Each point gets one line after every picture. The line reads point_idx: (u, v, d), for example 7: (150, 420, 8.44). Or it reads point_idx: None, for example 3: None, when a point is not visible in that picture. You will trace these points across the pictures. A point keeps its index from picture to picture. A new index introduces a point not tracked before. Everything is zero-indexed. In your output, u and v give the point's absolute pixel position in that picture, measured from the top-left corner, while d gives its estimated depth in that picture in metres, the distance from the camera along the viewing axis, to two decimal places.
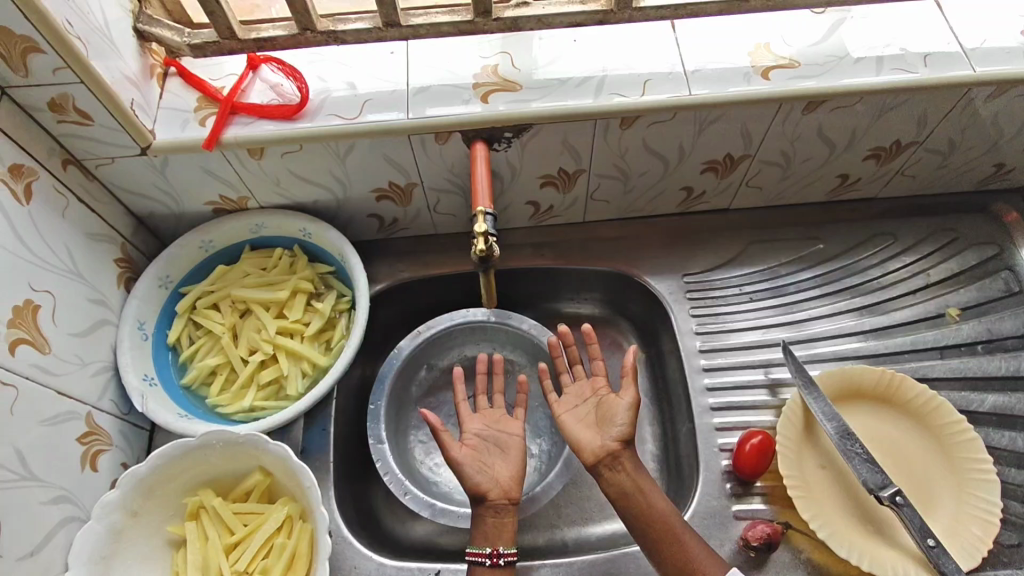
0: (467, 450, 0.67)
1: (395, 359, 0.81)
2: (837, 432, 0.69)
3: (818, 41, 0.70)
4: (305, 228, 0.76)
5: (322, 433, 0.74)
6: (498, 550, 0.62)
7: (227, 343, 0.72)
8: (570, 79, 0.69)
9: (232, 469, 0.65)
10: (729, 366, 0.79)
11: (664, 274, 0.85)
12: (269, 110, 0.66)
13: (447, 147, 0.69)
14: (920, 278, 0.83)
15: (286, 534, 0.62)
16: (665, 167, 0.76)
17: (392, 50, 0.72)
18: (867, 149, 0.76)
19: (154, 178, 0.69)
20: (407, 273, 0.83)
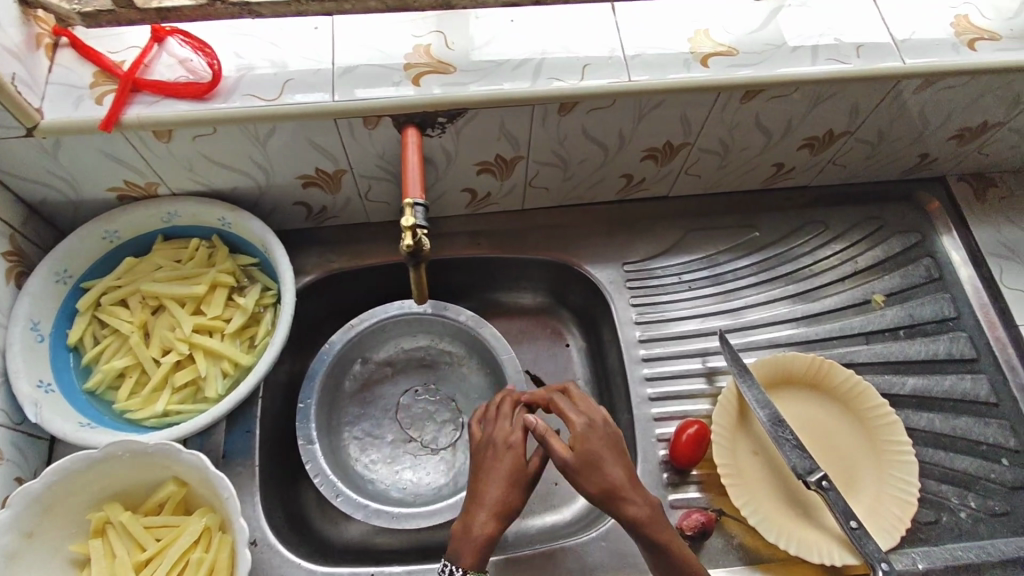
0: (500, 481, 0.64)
1: (327, 354, 0.78)
2: (769, 419, 0.70)
3: (756, 28, 0.70)
4: (223, 217, 0.70)
5: (246, 435, 0.70)
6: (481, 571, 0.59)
7: (138, 342, 0.66)
8: (506, 62, 0.65)
9: (143, 481, 0.60)
10: (667, 356, 0.79)
11: (603, 263, 0.84)
12: (176, 88, 0.60)
13: (377, 132, 0.65)
14: (849, 265, 0.85)
15: (204, 547, 0.58)
16: (604, 155, 0.74)
17: (315, 25, 0.66)
18: (800, 138, 0.77)
19: (45, 162, 0.62)
20: (338, 264, 0.79)
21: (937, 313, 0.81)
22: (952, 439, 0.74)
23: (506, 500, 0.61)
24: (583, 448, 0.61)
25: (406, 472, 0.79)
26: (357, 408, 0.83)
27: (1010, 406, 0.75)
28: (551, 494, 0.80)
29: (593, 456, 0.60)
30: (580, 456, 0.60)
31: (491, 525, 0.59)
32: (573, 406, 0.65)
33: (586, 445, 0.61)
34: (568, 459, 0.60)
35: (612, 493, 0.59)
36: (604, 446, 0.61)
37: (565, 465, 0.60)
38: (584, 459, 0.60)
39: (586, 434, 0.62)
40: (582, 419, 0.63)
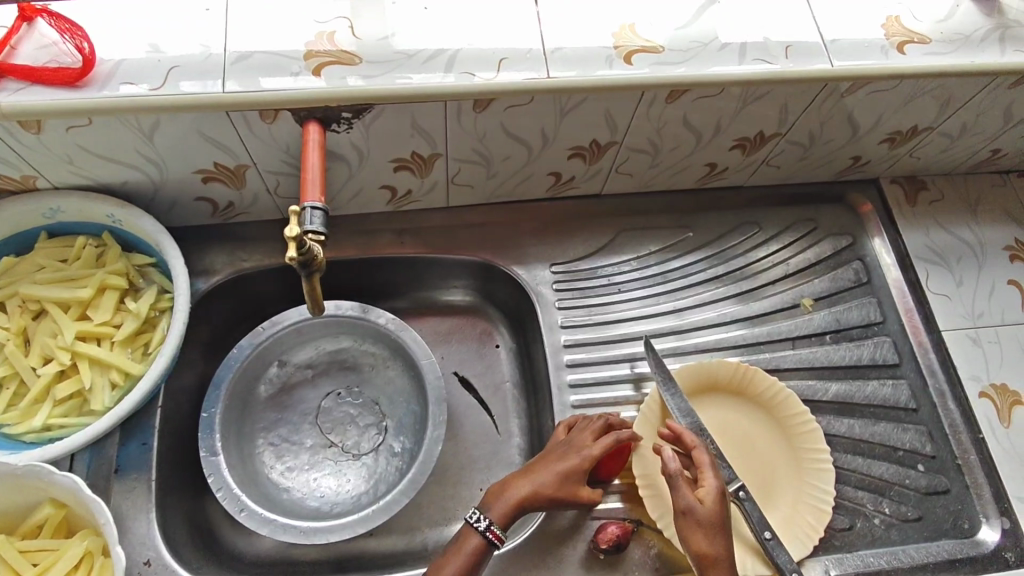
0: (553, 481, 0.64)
1: (235, 359, 0.73)
2: (691, 428, 0.69)
3: (685, 24, 0.67)
4: (112, 214, 0.65)
5: (142, 448, 0.66)
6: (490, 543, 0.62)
7: (15, 352, 0.61)
8: (417, 53, 0.61)
9: (18, 503, 0.56)
10: (593, 361, 0.77)
11: (532, 263, 0.81)
12: (43, 74, 0.54)
13: (276, 127, 0.60)
14: (781, 267, 0.84)
15: (84, 573, 0.54)
16: (529, 152, 0.71)
17: (207, 6, 0.61)
18: (731, 139, 0.74)
19: None
20: (248, 263, 0.75)
21: (863, 318, 0.81)
22: (870, 445, 0.74)
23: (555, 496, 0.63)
24: (710, 508, 0.57)
25: (322, 480, 0.76)
26: (273, 413, 0.79)
27: (928, 412, 0.76)
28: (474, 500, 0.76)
29: (714, 517, 0.57)
30: (705, 514, 0.57)
31: (532, 505, 0.62)
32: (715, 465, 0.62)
33: (713, 506, 0.58)
34: (691, 508, 0.57)
35: (716, 563, 0.55)
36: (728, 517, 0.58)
37: (684, 511, 0.57)
38: (709, 518, 0.57)
39: (718, 498, 0.58)
40: (718, 481, 0.60)
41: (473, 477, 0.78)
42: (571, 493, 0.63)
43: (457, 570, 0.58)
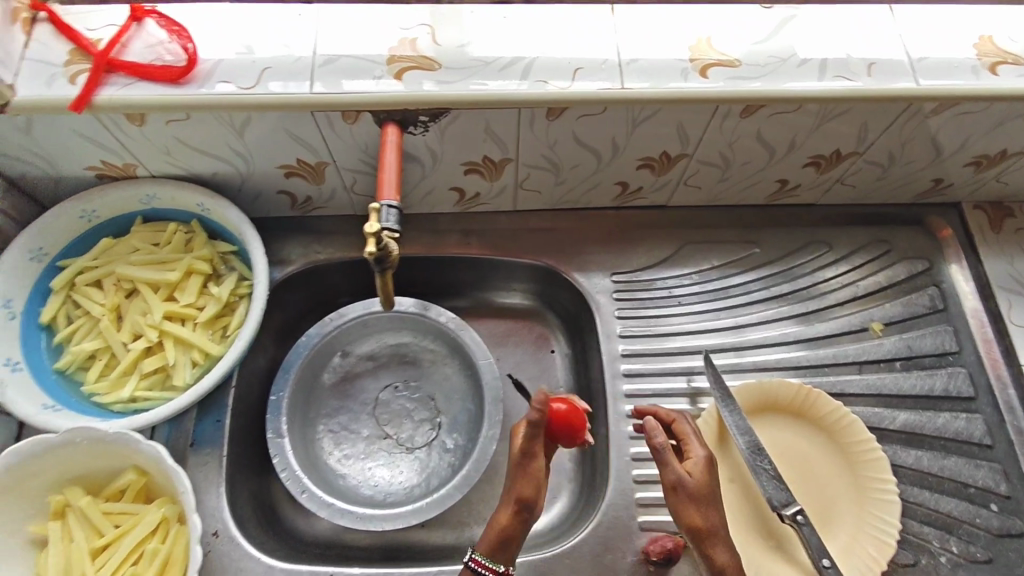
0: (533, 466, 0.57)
1: (303, 347, 0.77)
2: (748, 447, 0.67)
3: (763, 39, 0.66)
4: (201, 203, 0.69)
5: (216, 425, 0.70)
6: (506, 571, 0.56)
7: (109, 327, 0.65)
8: (495, 61, 0.63)
9: (104, 468, 0.60)
10: (651, 372, 0.77)
11: (594, 271, 0.82)
12: (151, 71, 0.58)
13: (357, 128, 0.63)
14: (850, 289, 0.82)
15: (160, 538, 0.58)
16: (598, 161, 0.72)
17: (300, 11, 0.64)
18: (805, 156, 0.73)
19: (22, 139, 0.61)
20: (322, 255, 0.78)
21: (937, 346, 0.77)
22: (939, 480, 0.71)
23: (518, 497, 0.55)
24: (701, 480, 0.55)
25: (378, 470, 0.78)
26: (335, 401, 0.82)
27: (1004, 449, 0.72)
28: None
29: (707, 490, 0.55)
30: (699, 487, 0.55)
31: (510, 522, 0.55)
32: (696, 432, 0.62)
33: (703, 475, 0.56)
34: (685, 482, 0.54)
35: (711, 536, 0.54)
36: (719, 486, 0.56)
37: (677, 487, 0.54)
38: (704, 490, 0.55)
39: (706, 466, 0.57)
40: (699, 450, 0.59)
41: None
42: (523, 479, 0.55)
43: None
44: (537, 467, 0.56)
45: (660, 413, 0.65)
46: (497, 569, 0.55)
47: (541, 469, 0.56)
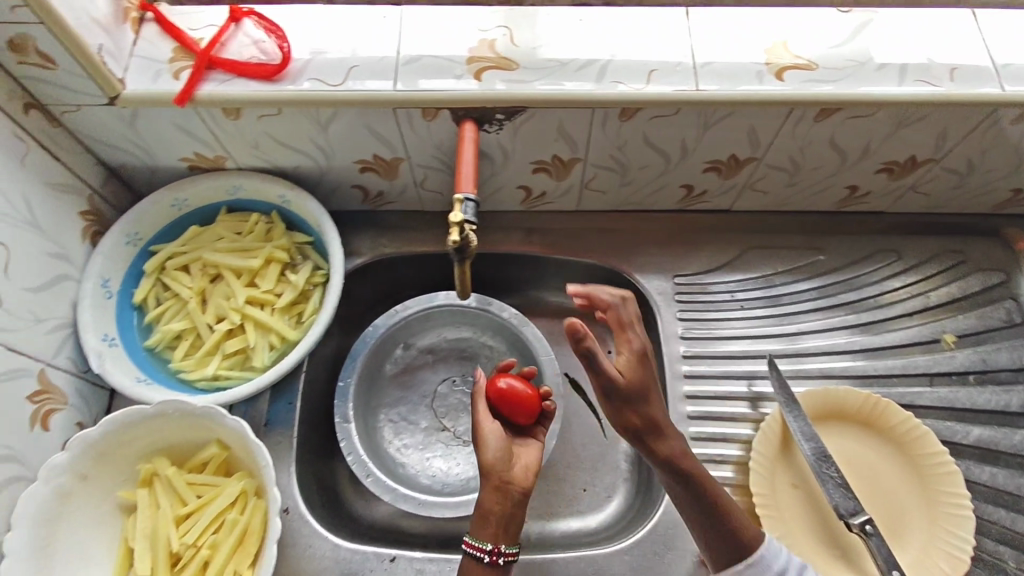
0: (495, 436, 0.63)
1: (370, 337, 0.80)
2: (814, 453, 0.67)
3: (840, 43, 0.66)
4: (283, 195, 0.73)
5: (288, 407, 0.73)
6: (500, 548, 0.57)
7: (195, 309, 0.69)
8: (571, 61, 0.64)
9: (189, 440, 0.64)
10: (712, 375, 0.76)
11: (655, 272, 0.82)
12: (248, 69, 0.62)
13: (435, 124, 0.65)
14: (920, 299, 0.80)
15: (240, 510, 0.61)
16: (665, 163, 0.72)
17: (385, 13, 0.67)
18: (878, 162, 0.72)
19: (126, 130, 0.65)
20: (390, 249, 0.81)
21: (1014, 361, 0.75)
22: (1015, 498, 0.68)
23: (483, 470, 0.60)
24: (631, 377, 0.56)
25: (436, 460, 0.80)
26: (396, 391, 0.84)
27: None
28: (577, 499, 0.79)
29: (641, 388, 0.56)
30: (628, 385, 0.55)
31: (486, 496, 0.59)
32: (626, 320, 0.60)
33: (635, 371, 0.57)
34: (613, 384, 0.55)
35: (650, 427, 0.56)
36: (649, 376, 0.57)
37: (608, 390, 0.56)
38: (634, 387, 0.56)
39: (638, 360, 0.57)
40: (625, 344, 0.58)
41: (577, 477, 0.80)
42: (482, 452, 0.61)
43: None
44: (486, 434, 0.62)
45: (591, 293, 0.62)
46: (485, 547, 0.56)
47: (495, 437, 0.62)
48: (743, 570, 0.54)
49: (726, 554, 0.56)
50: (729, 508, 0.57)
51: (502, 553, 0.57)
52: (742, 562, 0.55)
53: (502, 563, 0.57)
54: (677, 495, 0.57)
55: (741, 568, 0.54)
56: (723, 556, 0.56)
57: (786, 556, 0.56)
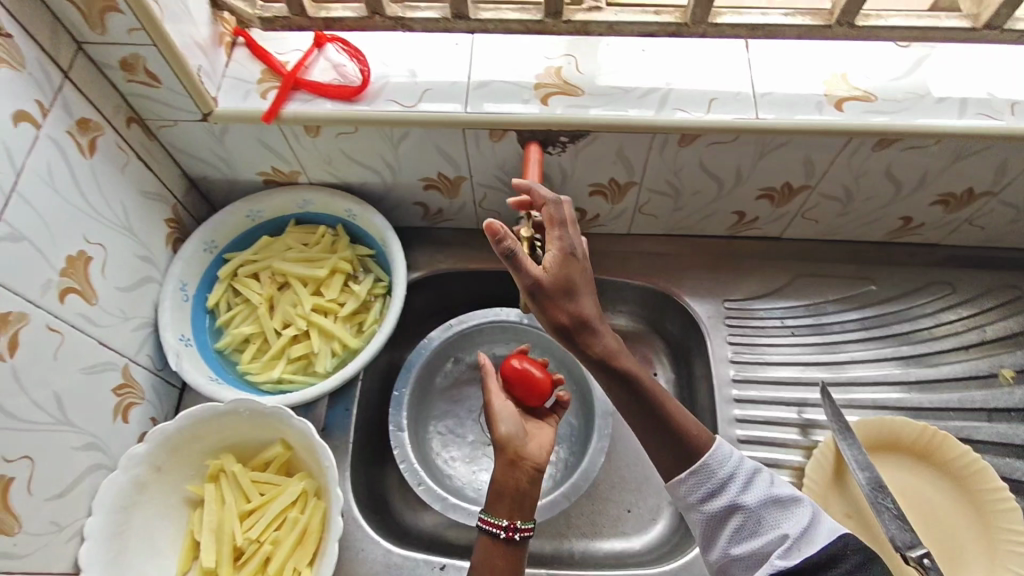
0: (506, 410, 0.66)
1: (424, 349, 0.82)
2: (868, 483, 0.66)
3: (898, 77, 0.67)
4: (350, 209, 0.77)
5: (344, 413, 0.76)
6: (516, 524, 0.59)
7: (264, 314, 0.73)
8: (633, 89, 0.67)
9: (255, 439, 0.66)
10: (763, 401, 0.77)
11: (704, 296, 0.83)
12: (329, 90, 0.66)
13: (501, 145, 0.68)
14: (976, 333, 0.79)
15: (300, 509, 0.63)
16: (720, 189, 0.74)
17: (457, 41, 0.71)
18: (935, 194, 0.72)
19: (212, 144, 0.69)
20: (446, 264, 0.83)
21: None
22: None
23: (497, 445, 0.62)
24: (553, 273, 0.56)
25: (483, 474, 0.81)
26: (444, 404, 0.85)
27: None
28: (621, 520, 0.79)
29: (566, 283, 0.56)
30: (548, 280, 0.55)
31: (501, 472, 0.61)
32: (562, 217, 0.58)
33: (555, 268, 0.56)
34: (536, 283, 0.55)
35: (579, 323, 0.58)
36: (576, 271, 0.57)
37: (531, 289, 0.56)
38: (553, 282, 0.56)
39: (560, 258, 0.57)
40: (555, 243, 0.57)
41: (621, 497, 0.80)
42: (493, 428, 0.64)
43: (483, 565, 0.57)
44: (498, 409, 0.65)
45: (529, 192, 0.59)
46: (501, 522, 0.58)
47: (507, 414, 0.65)
48: (687, 477, 0.57)
49: (673, 460, 0.58)
50: (668, 407, 0.59)
51: (517, 528, 0.58)
52: (687, 469, 0.57)
53: (519, 538, 0.58)
54: (619, 398, 0.60)
55: (685, 476, 0.57)
56: (670, 462, 0.58)
57: (732, 462, 0.57)
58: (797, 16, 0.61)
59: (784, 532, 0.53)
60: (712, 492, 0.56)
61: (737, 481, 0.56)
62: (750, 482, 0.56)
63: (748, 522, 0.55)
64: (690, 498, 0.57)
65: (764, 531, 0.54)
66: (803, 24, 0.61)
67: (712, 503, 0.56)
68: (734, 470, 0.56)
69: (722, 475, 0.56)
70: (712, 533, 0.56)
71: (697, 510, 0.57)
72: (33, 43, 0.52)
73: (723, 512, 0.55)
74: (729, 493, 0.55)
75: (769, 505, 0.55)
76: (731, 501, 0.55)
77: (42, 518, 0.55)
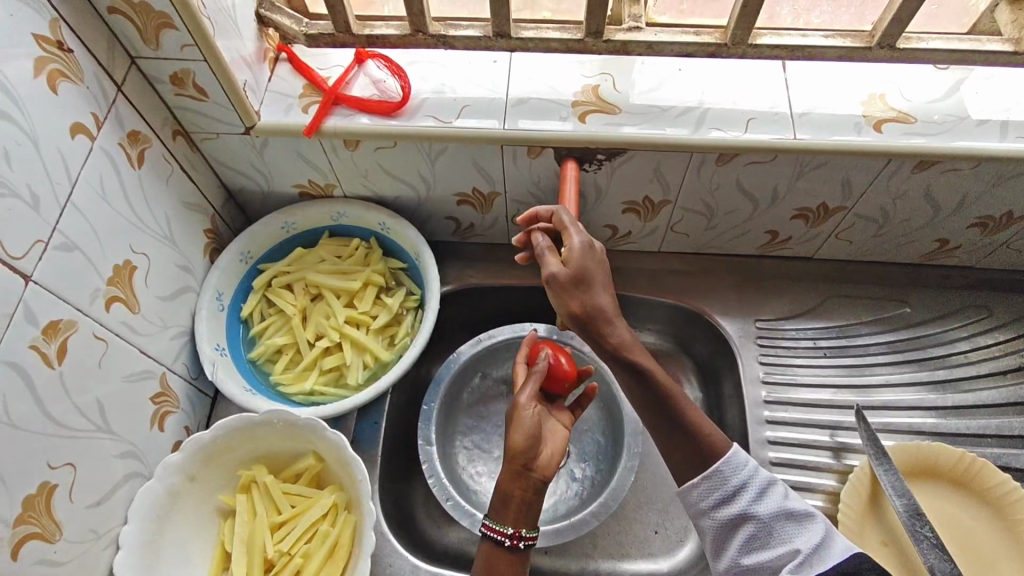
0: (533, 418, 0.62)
1: (453, 363, 0.81)
2: (905, 510, 0.65)
3: (938, 98, 0.67)
4: (383, 222, 0.77)
5: (374, 426, 0.76)
6: (521, 532, 0.59)
7: (297, 325, 0.73)
8: (670, 108, 0.67)
9: (287, 450, 0.67)
10: (795, 423, 0.76)
11: (735, 315, 0.82)
12: (370, 104, 0.67)
13: (537, 162, 0.69)
14: (1014, 358, 0.77)
15: (330, 522, 0.63)
16: (754, 209, 0.74)
17: (495, 59, 0.72)
18: (972, 217, 0.72)
19: (252, 157, 0.71)
20: (475, 279, 0.83)
21: None
22: None
23: (509, 453, 0.60)
24: (573, 265, 0.56)
25: None
26: (470, 419, 0.85)
27: None
28: (648, 541, 0.78)
29: (583, 274, 0.56)
30: (567, 272, 0.56)
31: (507, 480, 0.60)
32: (576, 220, 0.59)
33: (576, 261, 0.56)
34: (555, 275, 0.56)
35: (597, 315, 0.57)
36: (597, 264, 0.57)
37: (551, 280, 0.56)
38: (572, 273, 0.56)
39: (581, 251, 0.56)
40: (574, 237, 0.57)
41: (648, 517, 0.79)
42: (513, 431, 0.61)
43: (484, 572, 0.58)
44: (526, 420, 0.62)
45: (539, 212, 0.61)
46: (505, 532, 0.58)
47: (529, 422, 0.62)
48: (699, 481, 0.55)
49: (689, 462, 0.56)
50: (685, 407, 0.58)
51: (521, 538, 0.58)
52: (701, 474, 0.55)
53: (523, 547, 0.59)
54: (637, 396, 0.59)
55: (697, 480, 0.55)
56: (686, 465, 0.57)
57: (747, 471, 0.55)
58: (837, 38, 0.62)
59: (796, 546, 0.51)
60: (724, 499, 0.54)
61: (750, 490, 0.54)
62: (765, 492, 0.54)
63: (760, 532, 0.53)
64: (701, 504, 0.55)
65: (776, 544, 0.52)
66: (844, 46, 0.61)
67: (724, 510, 0.54)
68: (748, 479, 0.54)
69: (735, 483, 0.54)
70: (721, 541, 0.54)
71: (708, 517, 0.55)
72: (91, 58, 0.55)
73: (735, 521, 0.54)
74: (741, 501, 0.54)
75: (782, 518, 0.52)
76: (743, 510, 0.53)
77: (82, 525, 0.55)
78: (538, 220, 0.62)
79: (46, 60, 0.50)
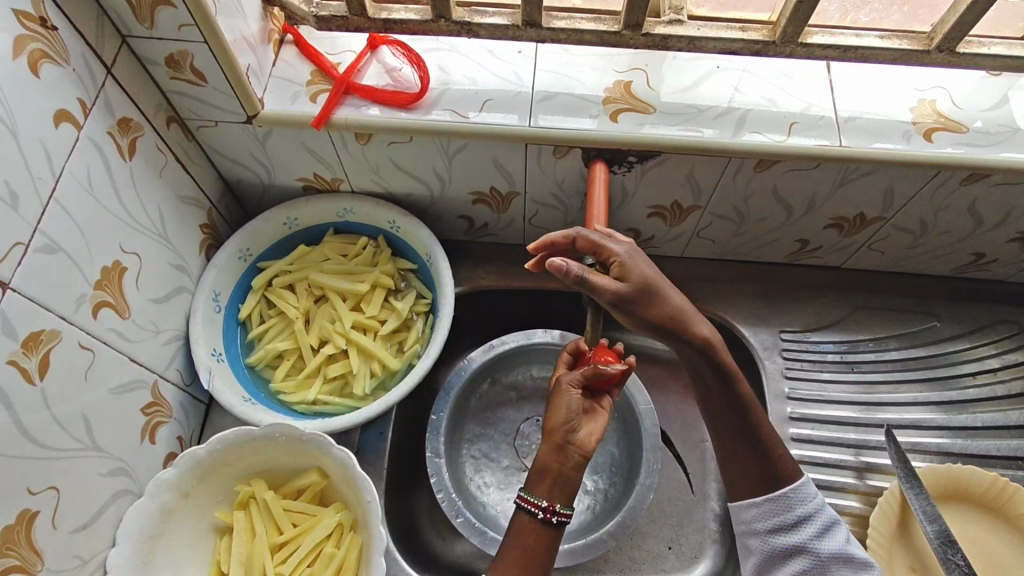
0: (574, 399, 0.60)
1: (463, 371, 0.77)
2: (937, 537, 0.62)
3: (989, 106, 0.63)
4: (393, 221, 0.72)
5: (379, 436, 0.72)
6: (555, 507, 0.56)
7: (301, 329, 0.68)
8: (708, 109, 0.63)
9: (289, 464, 0.62)
10: (820, 441, 0.73)
11: (759, 325, 0.79)
12: (384, 95, 0.61)
13: (563, 162, 0.64)
14: None
15: (335, 543, 0.59)
16: (788, 216, 0.70)
17: (520, 49, 0.67)
18: (1014, 232, 0.69)
19: (254, 148, 0.65)
20: (487, 280, 0.79)
21: None
22: None
23: (548, 428, 0.59)
24: (635, 278, 0.51)
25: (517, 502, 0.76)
26: (477, 426, 0.81)
27: None
28: (662, 557, 0.74)
29: (646, 283, 0.51)
30: (632, 287, 0.51)
31: (544, 454, 0.58)
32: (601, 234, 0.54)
33: (635, 275, 0.51)
34: (621, 294, 0.50)
35: (676, 319, 0.53)
36: (653, 272, 0.52)
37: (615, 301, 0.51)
38: (637, 287, 0.51)
39: (633, 262, 0.52)
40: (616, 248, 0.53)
41: (663, 532, 0.76)
42: (552, 410, 0.60)
43: (510, 555, 0.55)
44: (567, 398, 0.60)
45: (555, 239, 0.53)
46: (539, 505, 0.56)
47: (570, 401, 0.60)
48: (761, 502, 0.54)
49: (752, 481, 0.55)
50: (762, 420, 0.55)
51: (555, 512, 0.56)
52: (765, 495, 0.54)
53: (556, 522, 0.56)
54: (711, 401, 0.55)
55: (759, 501, 0.54)
56: (751, 483, 0.55)
57: (815, 505, 0.54)
58: (893, 40, 0.57)
59: None
60: (783, 527, 0.53)
61: (814, 525, 0.53)
62: (827, 530, 0.53)
63: (813, 567, 0.52)
64: (755, 526, 0.55)
65: None
66: (899, 48, 0.57)
67: (779, 536, 0.54)
68: (813, 513, 0.53)
69: (800, 513, 0.53)
70: (770, 565, 0.54)
71: (759, 539, 0.54)
72: (78, 37, 0.49)
73: (789, 550, 0.53)
74: (803, 533, 0.53)
75: (840, 561, 0.52)
76: (802, 542, 0.53)
77: (66, 551, 0.51)
78: (552, 246, 0.54)
79: (27, 38, 0.45)
